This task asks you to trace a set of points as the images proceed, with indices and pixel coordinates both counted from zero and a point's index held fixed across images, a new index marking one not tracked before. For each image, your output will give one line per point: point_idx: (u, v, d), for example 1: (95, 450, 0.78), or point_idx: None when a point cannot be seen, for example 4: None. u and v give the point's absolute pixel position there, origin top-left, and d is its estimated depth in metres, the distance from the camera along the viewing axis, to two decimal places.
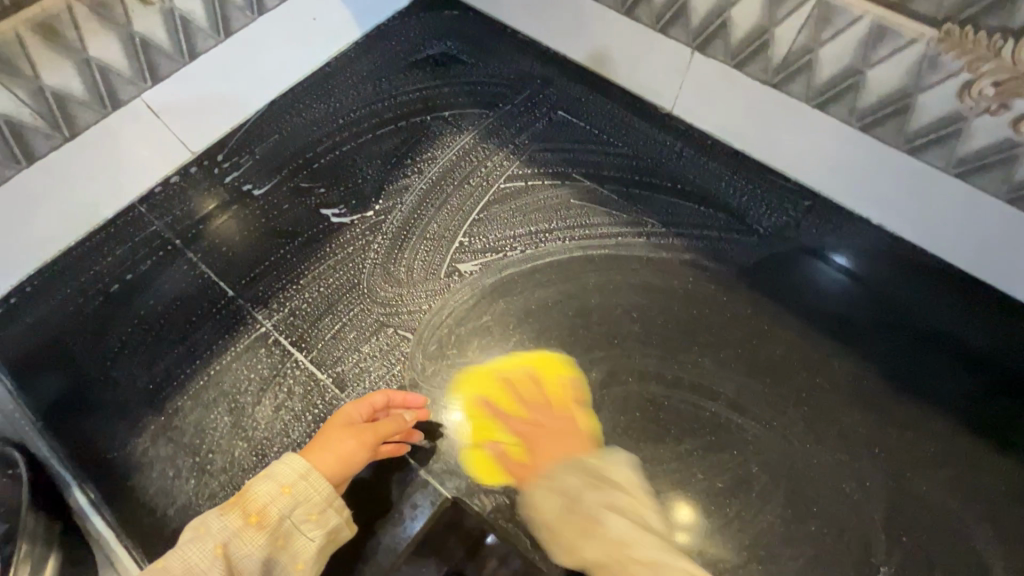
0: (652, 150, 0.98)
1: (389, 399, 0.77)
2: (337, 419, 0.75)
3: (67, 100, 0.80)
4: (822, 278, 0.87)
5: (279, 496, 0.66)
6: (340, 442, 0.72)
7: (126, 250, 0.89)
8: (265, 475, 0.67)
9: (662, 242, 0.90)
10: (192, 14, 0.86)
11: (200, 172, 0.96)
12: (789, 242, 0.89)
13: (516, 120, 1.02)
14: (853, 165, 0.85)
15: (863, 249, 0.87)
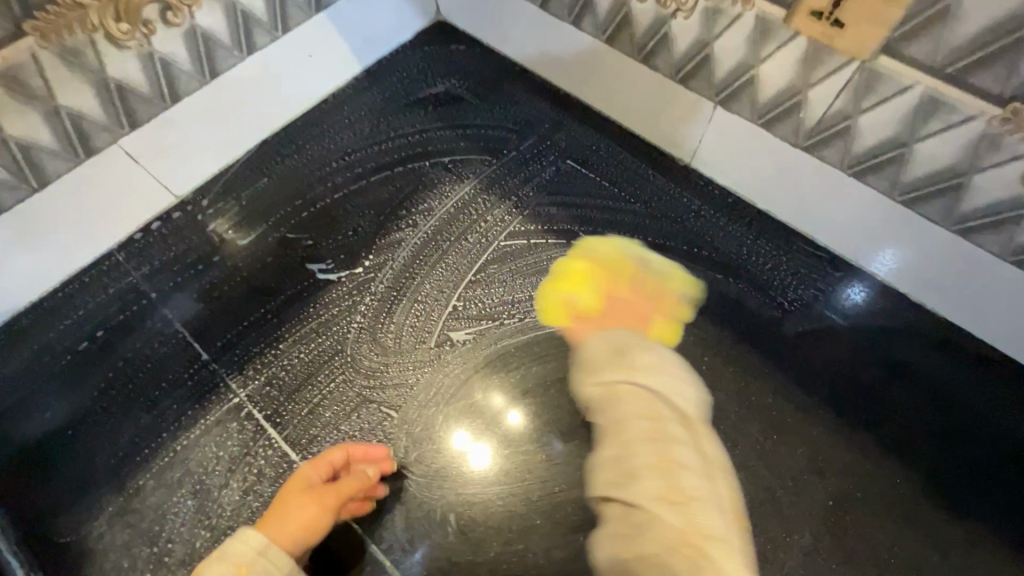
0: (667, 207, 0.89)
1: (348, 455, 0.71)
2: (292, 482, 0.69)
3: (33, 150, 0.75)
4: (852, 360, 0.79)
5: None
6: (298, 508, 0.66)
7: (98, 304, 0.83)
8: (219, 557, 0.61)
9: (674, 313, 0.82)
10: (173, 56, 0.79)
11: (183, 218, 0.89)
12: (816, 319, 0.81)
13: (521, 169, 0.95)
14: (888, 236, 0.77)
15: (893, 328, 0.79)
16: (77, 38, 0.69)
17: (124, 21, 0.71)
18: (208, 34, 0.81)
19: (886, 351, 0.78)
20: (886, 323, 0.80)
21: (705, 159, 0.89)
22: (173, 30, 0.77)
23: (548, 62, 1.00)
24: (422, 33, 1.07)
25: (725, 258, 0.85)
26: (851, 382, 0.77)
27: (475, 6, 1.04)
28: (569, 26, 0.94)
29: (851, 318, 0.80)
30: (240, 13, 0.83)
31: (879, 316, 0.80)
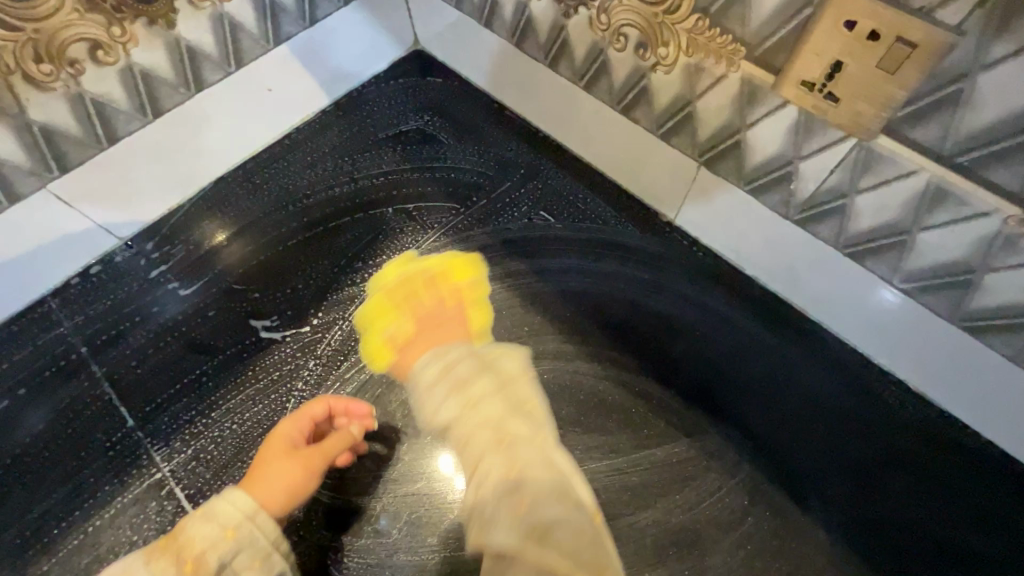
0: (644, 269, 0.81)
1: (330, 410, 0.72)
2: (274, 440, 0.69)
3: None
4: (836, 456, 0.72)
5: (215, 542, 0.59)
6: (282, 469, 0.67)
7: (25, 356, 0.77)
8: (205, 516, 0.61)
9: (644, 394, 0.75)
10: (108, 96, 0.74)
11: (126, 263, 0.83)
12: (800, 408, 0.74)
13: (490, 219, 0.87)
14: (875, 318, 0.72)
15: (884, 422, 0.72)
16: None
17: (45, 61, 0.66)
18: (147, 72, 0.75)
19: (875, 449, 0.72)
20: (876, 416, 0.73)
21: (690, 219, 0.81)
22: (105, 69, 0.71)
23: (526, 104, 0.92)
24: (397, 64, 0.98)
25: (704, 333, 0.78)
26: (833, 482, 0.70)
27: (452, 38, 0.95)
28: (545, 67, 0.86)
29: (838, 410, 0.73)
30: (184, 49, 0.76)
31: (868, 410, 0.73)
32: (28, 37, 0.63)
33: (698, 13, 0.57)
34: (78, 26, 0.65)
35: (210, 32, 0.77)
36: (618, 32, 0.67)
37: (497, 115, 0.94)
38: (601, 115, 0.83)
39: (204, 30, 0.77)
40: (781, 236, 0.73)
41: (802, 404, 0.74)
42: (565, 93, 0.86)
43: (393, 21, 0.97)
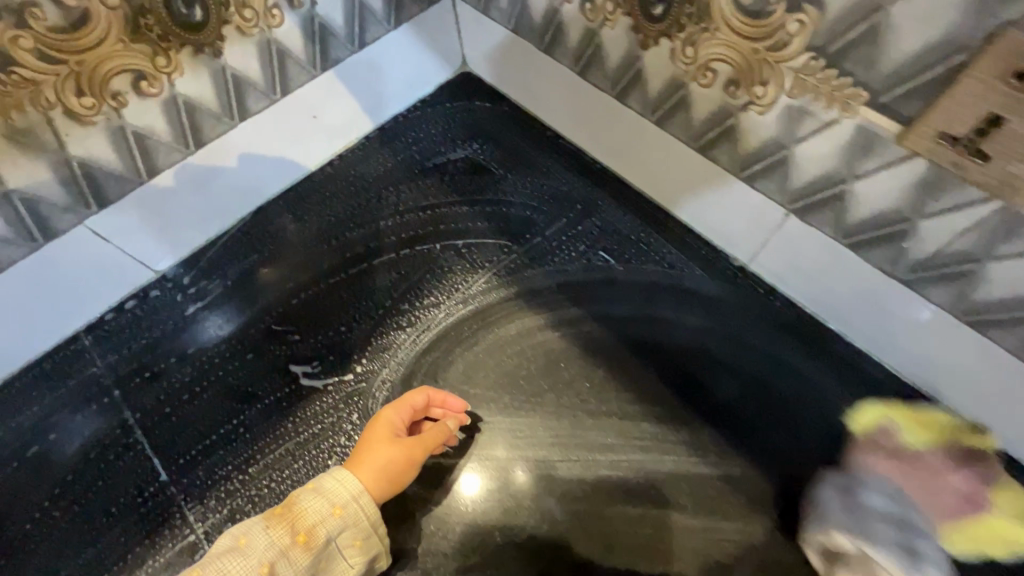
0: (713, 319, 0.74)
1: (428, 399, 0.70)
2: (377, 424, 0.67)
3: None
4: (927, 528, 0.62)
5: (329, 515, 0.60)
6: (385, 455, 0.64)
7: (56, 398, 0.73)
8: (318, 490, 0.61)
9: (718, 461, 0.68)
10: (149, 128, 0.68)
11: (162, 297, 0.78)
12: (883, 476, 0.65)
13: (545, 257, 0.81)
14: (948, 364, 0.66)
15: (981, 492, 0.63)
16: (29, 117, 0.58)
17: (87, 94, 0.60)
18: (191, 102, 0.69)
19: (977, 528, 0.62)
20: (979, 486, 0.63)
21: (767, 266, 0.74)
22: (148, 100, 0.66)
23: (585, 133, 0.85)
24: (444, 87, 0.92)
25: (780, 391, 0.70)
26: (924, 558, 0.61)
27: (505, 61, 0.89)
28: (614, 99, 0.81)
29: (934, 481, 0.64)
30: (230, 77, 0.71)
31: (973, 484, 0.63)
32: (70, 70, 0.58)
33: (811, 52, 0.51)
34: (123, 57, 0.61)
35: (256, 59, 0.72)
36: (706, 66, 0.60)
37: (552, 143, 0.87)
38: (674, 151, 0.77)
39: (250, 57, 0.72)
40: (878, 292, 0.67)
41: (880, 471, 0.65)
42: (635, 126, 0.80)
43: (441, 42, 0.91)
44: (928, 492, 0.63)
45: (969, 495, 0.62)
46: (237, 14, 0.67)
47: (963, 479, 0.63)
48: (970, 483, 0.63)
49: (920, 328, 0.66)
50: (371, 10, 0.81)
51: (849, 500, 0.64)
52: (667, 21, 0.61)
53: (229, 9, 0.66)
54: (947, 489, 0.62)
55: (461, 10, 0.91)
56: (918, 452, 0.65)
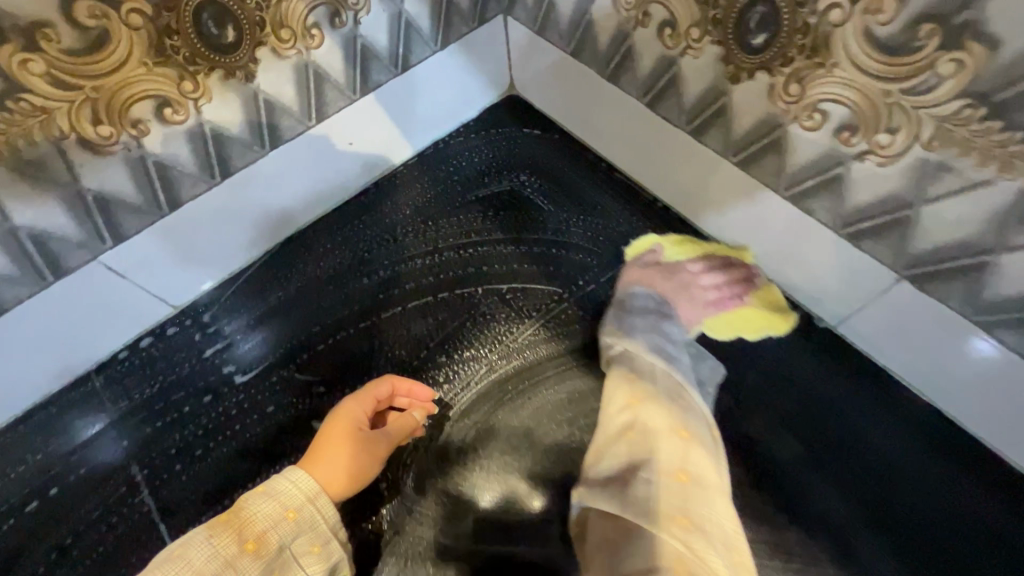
0: (779, 381, 0.64)
1: (394, 390, 0.65)
2: (335, 417, 0.62)
3: None
4: (912, 543, 0.57)
5: (278, 519, 0.53)
6: (344, 450, 0.59)
7: (62, 447, 0.67)
8: (269, 493, 0.53)
9: (767, 522, 0.58)
10: (172, 158, 0.61)
11: (179, 336, 0.72)
12: (878, 497, 0.59)
13: (600, 308, 0.72)
14: (990, 401, 0.58)
15: (972, 510, 0.58)
16: (39, 147, 0.52)
17: (104, 123, 0.54)
18: (219, 130, 0.63)
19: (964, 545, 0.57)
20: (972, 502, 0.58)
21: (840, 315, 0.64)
22: (173, 128, 0.59)
23: (650, 170, 0.74)
24: (490, 112, 0.84)
25: (863, 476, 0.59)
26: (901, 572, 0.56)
27: (557, 84, 0.80)
28: (685, 132, 0.68)
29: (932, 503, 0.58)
30: (262, 103, 0.64)
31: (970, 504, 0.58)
32: (87, 97, 0.51)
33: (970, 99, 0.44)
34: (145, 82, 0.54)
35: (292, 83, 0.65)
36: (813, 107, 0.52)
37: (613, 181, 0.77)
38: (758, 202, 0.64)
39: (285, 81, 0.65)
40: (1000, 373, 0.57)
41: (913, 528, 0.57)
42: (713, 167, 0.67)
43: (490, 64, 0.83)
44: (679, 294, 0.68)
45: (715, 299, 0.67)
46: (272, 35, 0.60)
47: (713, 278, 0.68)
48: (721, 289, 0.67)
49: (975, 365, 0.57)
50: (417, 29, 0.73)
51: (620, 306, 0.68)
52: (768, 53, 0.52)
53: (264, 29, 0.59)
54: (699, 286, 0.68)
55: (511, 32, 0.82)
56: (676, 265, 0.70)
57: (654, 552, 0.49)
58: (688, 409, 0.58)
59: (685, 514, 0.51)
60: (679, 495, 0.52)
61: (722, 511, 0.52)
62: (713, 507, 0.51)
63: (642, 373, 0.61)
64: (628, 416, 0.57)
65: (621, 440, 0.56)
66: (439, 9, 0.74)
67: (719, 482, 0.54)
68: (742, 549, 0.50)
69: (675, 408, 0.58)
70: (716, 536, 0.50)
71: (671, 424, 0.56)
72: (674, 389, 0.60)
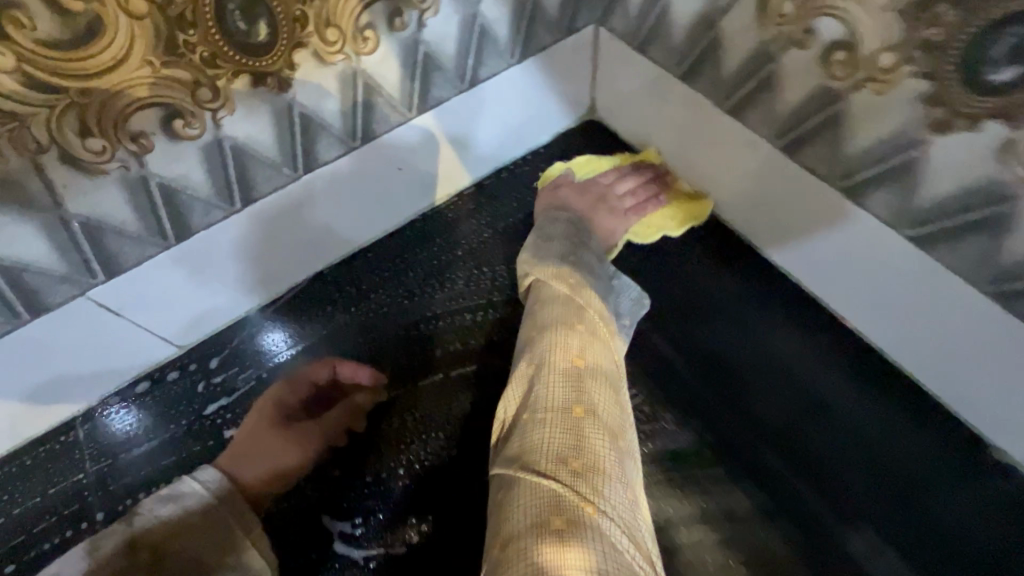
0: (765, 364, 0.58)
1: (335, 376, 0.58)
2: (261, 410, 0.53)
3: None
4: (879, 521, 0.50)
5: (188, 526, 0.39)
6: (262, 437, 0.50)
7: (29, 511, 0.56)
8: (175, 497, 0.40)
9: (745, 517, 0.51)
10: (181, 179, 0.49)
11: (180, 383, 0.61)
12: (851, 473, 0.52)
13: (695, 400, 0.57)
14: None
15: (946, 486, 0.51)
16: (8, 164, 0.40)
17: (94, 135, 0.42)
18: (241, 147, 0.50)
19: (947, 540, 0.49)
20: (962, 507, 0.51)
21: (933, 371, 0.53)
22: (184, 144, 0.47)
23: (768, 234, 0.60)
24: (563, 141, 0.72)
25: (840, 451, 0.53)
26: (862, 550, 0.49)
27: (653, 112, 0.65)
28: (836, 191, 0.51)
29: (914, 498, 0.51)
30: (297, 117, 0.52)
31: (956, 505, 0.51)
32: (70, 102, 0.40)
33: None
34: (149, 86, 0.42)
35: (336, 94, 0.53)
36: None
37: (719, 244, 0.64)
38: (938, 296, 0.48)
39: (327, 93, 0.52)
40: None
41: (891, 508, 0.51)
42: (869, 239, 0.51)
43: (570, 85, 0.69)
44: (595, 208, 0.62)
45: (634, 206, 0.64)
46: (315, 35, 0.47)
47: (629, 185, 0.65)
48: (637, 194, 0.64)
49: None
50: (493, 37, 0.59)
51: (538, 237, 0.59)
52: None
53: (306, 26, 0.46)
54: (613, 195, 0.64)
55: (602, 45, 0.67)
56: (588, 182, 0.65)
57: (536, 501, 0.38)
58: (590, 335, 0.48)
59: (579, 453, 0.40)
60: (574, 432, 0.41)
61: (614, 461, 0.41)
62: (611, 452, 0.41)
63: (545, 301, 0.52)
64: (529, 353, 0.48)
65: (518, 379, 0.47)
66: (522, 14, 0.60)
67: (617, 421, 0.44)
68: (634, 493, 0.41)
69: (574, 333, 0.48)
70: (615, 479, 0.40)
71: (568, 353, 0.46)
72: (577, 315, 0.50)
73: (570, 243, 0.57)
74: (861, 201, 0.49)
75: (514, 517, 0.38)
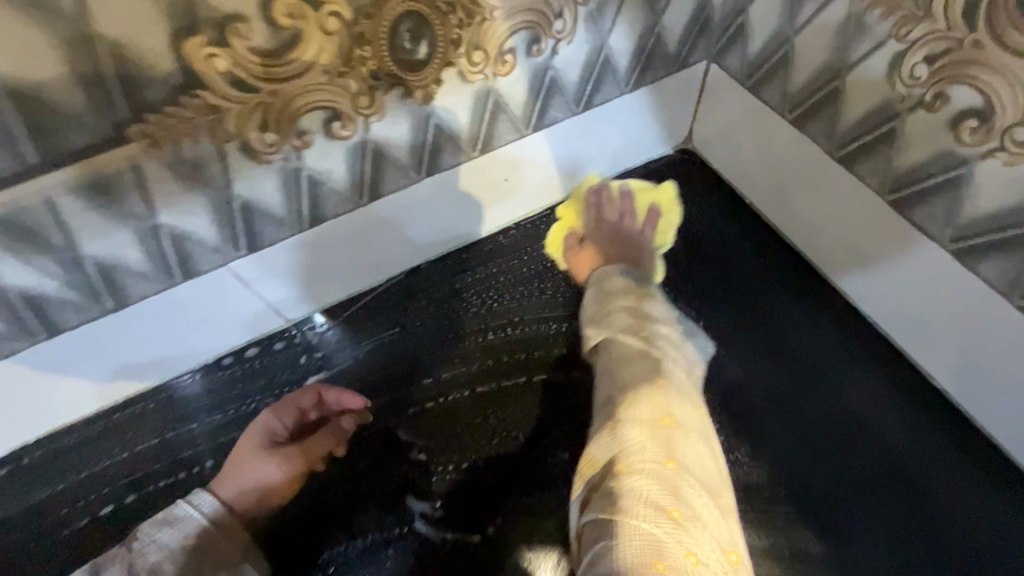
0: (802, 370, 0.62)
1: (320, 400, 0.58)
2: (249, 436, 0.56)
3: (116, 273, 0.52)
4: (895, 518, 0.54)
5: (182, 550, 0.45)
6: (250, 467, 0.53)
7: (153, 448, 0.63)
8: (172, 523, 0.46)
9: (775, 505, 0.55)
10: (326, 173, 0.55)
11: (286, 352, 0.67)
12: (873, 471, 0.56)
13: (767, 424, 0.59)
14: None
15: (958, 488, 0.56)
16: (201, 149, 0.46)
17: (271, 130, 0.48)
18: (380, 150, 0.56)
19: (953, 537, 0.54)
20: (1003, 557, 0.53)
21: (1003, 426, 0.56)
22: (335, 143, 0.52)
23: (862, 283, 0.62)
24: (655, 166, 0.74)
25: (864, 452, 0.57)
26: (879, 542, 0.53)
27: (755, 152, 0.68)
28: (946, 253, 0.53)
29: (927, 495, 0.55)
30: (431, 127, 0.57)
31: (966, 504, 0.55)
32: (260, 101, 0.45)
33: None
34: (323, 92, 0.48)
35: (468, 109, 0.57)
36: None
37: (814, 292, 0.66)
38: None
39: (461, 107, 0.56)
40: None
41: (907, 505, 0.55)
42: (967, 301, 0.53)
43: (674, 116, 0.72)
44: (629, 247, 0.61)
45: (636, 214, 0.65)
46: (464, 56, 0.52)
47: (614, 210, 0.65)
48: (626, 210, 0.65)
49: None
50: (614, 68, 0.63)
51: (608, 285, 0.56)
52: None
53: (458, 49, 0.51)
54: (614, 221, 0.64)
55: (711, 81, 0.69)
56: (600, 220, 0.64)
57: (635, 545, 0.35)
58: (675, 388, 0.45)
59: (676, 503, 0.37)
60: (671, 486, 0.38)
61: (710, 513, 0.38)
62: (704, 501, 0.39)
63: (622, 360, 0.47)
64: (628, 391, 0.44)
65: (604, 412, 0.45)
66: (645, 47, 0.63)
67: (711, 479, 0.41)
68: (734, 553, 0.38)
69: (655, 385, 0.44)
70: (714, 535, 0.37)
71: (657, 409, 0.42)
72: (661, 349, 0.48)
73: (633, 296, 0.54)
74: (971, 265, 0.52)
75: (615, 562, 0.35)
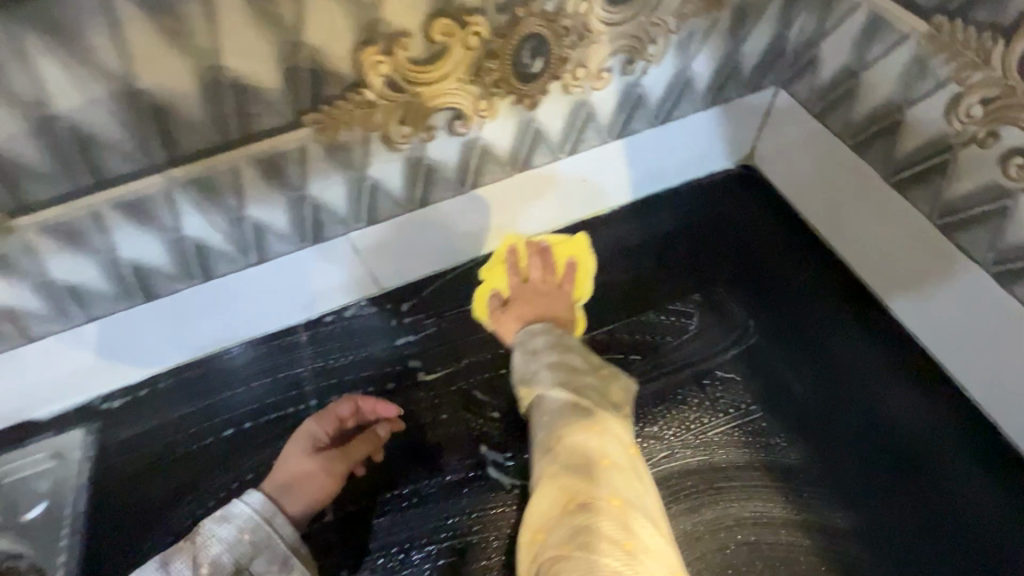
0: (844, 374, 0.68)
1: (357, 409, 0.66)
2: (295, 443, 0.62)
3: (264, 233, 0.63)
4: (922, 515, 0.60)
5: (240, 543, 0.51)
6: (300, 471, 0.59)
7: (258, 387, 0.69)
8: (228, 519, 0.52)
9: (811, 491, 0.61)
10: (441, 162, 0.64)
11: (379, 317, 0.74)
12: (904, 471, 0.62)
13: (808, 419, 0.65)
14: None
15: (984, 494, 0.60)
16: (354, 135, 0.56)
17: (408, 124, 0.58)
18: (487, 147, 0.65)
19: (975, 539, 0.58)
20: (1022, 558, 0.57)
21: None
22: (454, 138, 0.62)
23: (905, 299, 0.68)
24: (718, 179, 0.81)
25: (898, 453, 0.63)
26: (906, 536, 0.59)
27: (813, 173, 0.74)
28: (986, 274, 0.60)
29: (955, 499, 0.60)
30: (532, 130, 0.66)
31: (990, 510, 0.60)
32: (405, 100, 0.55)
33: None
34: (454, 95, 0.57)
35: (565, 116, 0.66)
36: None
37: (862, 305, 0.71)
38: None
39: (559, 115, 0.65)
40: None
41: (936, 506, 0.60)
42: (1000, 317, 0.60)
43: (740, 135, 0.79)
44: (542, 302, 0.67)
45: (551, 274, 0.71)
46: (570, 72, 0.61)
47: (535, 271, 0.70)
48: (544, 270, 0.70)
49: None
50: (693, 88, 0.70)
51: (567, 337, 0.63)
52: None
53: (566, 66, 0.60)
54: (533, 282, 0.69)
55: (778, 106, 0.76)
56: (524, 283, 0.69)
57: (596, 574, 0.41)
58: (605, 434, 0.51)
59: (629, 537, 0.43)
60: (620, 521, 0.44)
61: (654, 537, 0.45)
62: (651, 532, 0.45)
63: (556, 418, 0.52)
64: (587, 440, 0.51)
65: (544, 460, 0.51)
66: (724, 71, 0.70)
67: (647, 505, 0.48)
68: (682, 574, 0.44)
69: (587, 431, 0.51)
70: (666, 559, 0.44)
71: (592, 452, 0.49)
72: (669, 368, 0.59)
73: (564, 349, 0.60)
74: (1008, 287, 0.59)
75: None
